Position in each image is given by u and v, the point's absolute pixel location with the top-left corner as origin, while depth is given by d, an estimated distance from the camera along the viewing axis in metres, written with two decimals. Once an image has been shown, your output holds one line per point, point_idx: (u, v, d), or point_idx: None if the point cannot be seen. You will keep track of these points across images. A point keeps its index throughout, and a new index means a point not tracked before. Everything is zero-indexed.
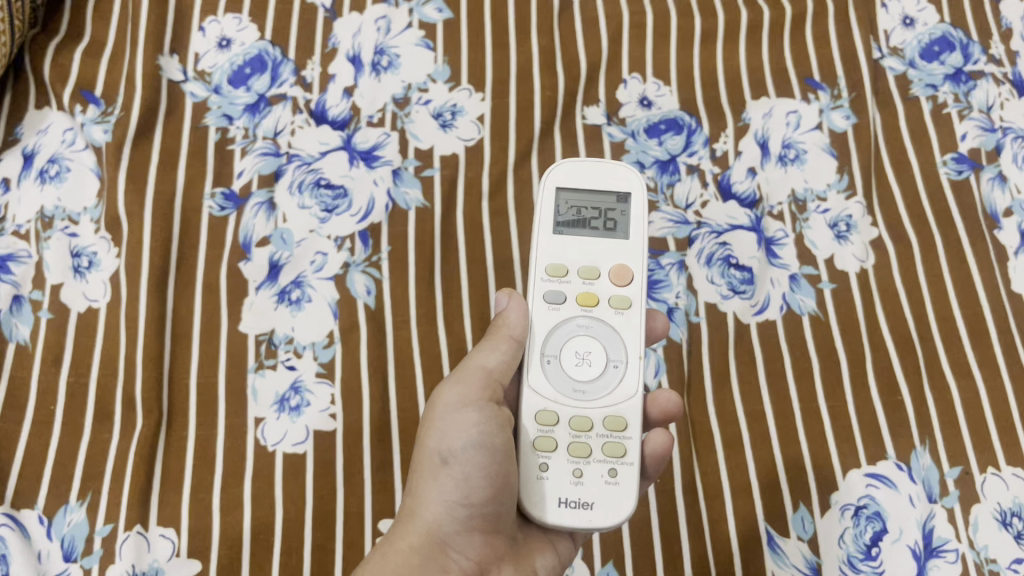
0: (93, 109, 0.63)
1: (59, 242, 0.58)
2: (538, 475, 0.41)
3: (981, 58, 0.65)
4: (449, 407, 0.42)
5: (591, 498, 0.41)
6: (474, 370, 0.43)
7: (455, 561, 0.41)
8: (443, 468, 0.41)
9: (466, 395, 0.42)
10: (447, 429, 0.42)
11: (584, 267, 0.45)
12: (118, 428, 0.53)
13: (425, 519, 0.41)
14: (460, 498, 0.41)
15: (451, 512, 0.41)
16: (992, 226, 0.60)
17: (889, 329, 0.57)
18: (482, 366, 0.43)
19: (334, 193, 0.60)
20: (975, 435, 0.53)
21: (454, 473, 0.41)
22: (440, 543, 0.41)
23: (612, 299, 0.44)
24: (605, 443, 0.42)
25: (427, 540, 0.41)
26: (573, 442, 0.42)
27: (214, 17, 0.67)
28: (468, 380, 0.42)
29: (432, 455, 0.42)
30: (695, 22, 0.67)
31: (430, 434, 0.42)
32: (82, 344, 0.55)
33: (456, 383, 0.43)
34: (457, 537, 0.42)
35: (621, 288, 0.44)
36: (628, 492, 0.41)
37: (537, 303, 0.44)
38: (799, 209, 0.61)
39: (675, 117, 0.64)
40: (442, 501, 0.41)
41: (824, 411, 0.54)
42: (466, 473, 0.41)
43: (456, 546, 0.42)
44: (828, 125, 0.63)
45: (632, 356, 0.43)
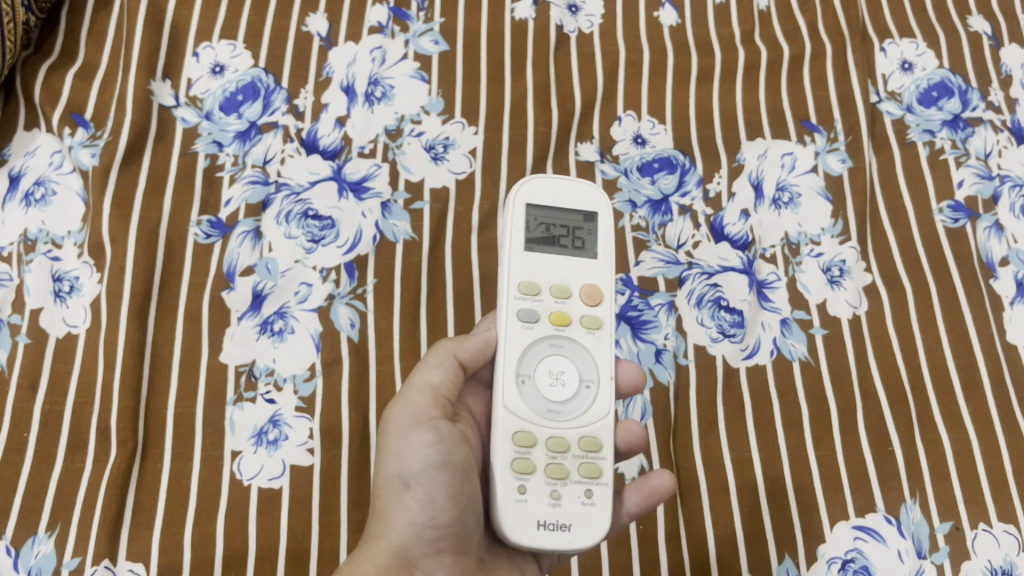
0: (82, 132, 0.62)
1: (41, 266, 0.58)
2: (516, 497, 0.39)
3: (979, 104, 0.65)
4: (401, 431, 0.41)
5: (569, 519, 0.40)
6: (419, 389, 0.42)
7: None
8: (406, 491, 0.40)
9: (416, 412, 0.41)
10: (404, 452, 0.41)
11: (556, 286, 0.44)
12: (91, 457, 0.52)
13: (389, 539, 0.40)
14: (425, 519, 0.40)
15: (417, 532, 0.40)
16: (987, 275, 0.59)
17: (880, 378, 0.56)
18: (427, 384, 0.42)
19: (322, 223, 0.59)
20: (967, 489, 0.52)
21: (418, 494, 0.40)
22: (407, 563, 0.40)
23: (584, 319, 0.44)
24: (581, 464, 0.41)
25: (394, 560, 0.40)
26: (551, 464, 0.41)
27: (208, 43, 0.67)
28: (414, 399, 0.42)
29: (393, 480, 0.41)
30: (691, 61, 0.67)
31: (387, 459, 0.41)
32: (58, 370, 0.55)
33: (405, 404, 0.42)
34: (426, 558, 0.40)
35: (592, 308, 0.44)
36: (604, 512, 0.40)
37: (512, 323, 0.43)
38: (792, 252, 0.60)
39: (669, 156, 0.63)
40: (408, 522, 0.40)
41: (813, 460, 0.53)
42: (430, 493, 0.40)
43: (424, 566, 0.40)
44: (824, 168, 0.63)
45: (603, 376, 0.44)
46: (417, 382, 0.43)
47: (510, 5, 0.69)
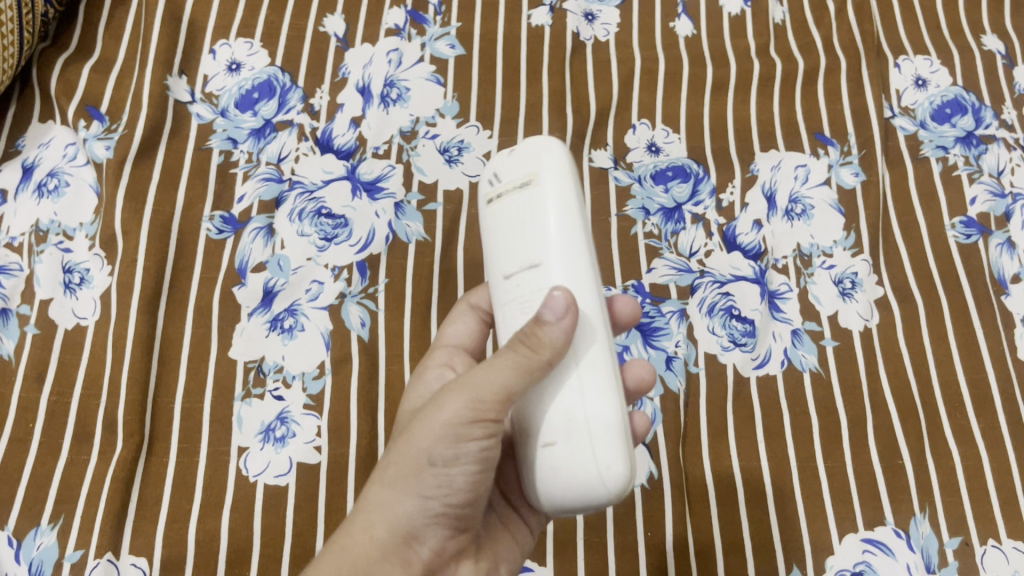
0: (97, 125, 0.62)
1: (52, 257, 0.58)
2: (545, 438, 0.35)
3: (993, 122, 0.65)
4: (456, 421, 0.35)
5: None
6: (491, 384, 0.35)
7: (416, 554, 0.38)
8: (429, 470, 0.36)
9: (480, 403, 0.35)
10: (442, 435, 0.36)
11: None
12: (96, 450, 0.52)
13: (391, 510, 0.37)
14: (436, 495, 0.37)
15: (423, 508, 0.37)
16: (999, 292, 0.59)
17: (891, 391, 0.55)
18: (501, 384, 0.35)
19: (335, 222, 0.59)
20: (977, 505, 0.52)
21: (440, 477, 0.37)
22: (405, 537, 0.37)
23: None
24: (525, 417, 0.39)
25: (394, 535, 0.37)
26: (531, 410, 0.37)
27: (226, 41, 0.67)
28: (483, 395, 0.35)
29: (418, 455, 0.36)
30: (706, 72, 0.68)
31: (421, 430, 0.36)
32: (66, 362, 0.54)
33: (467, 394, 0.35)
34: (424, 530, 0.38)
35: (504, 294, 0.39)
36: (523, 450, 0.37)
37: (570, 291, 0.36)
38: (804, 263, 0.60)
39: (682, 165, 0.63)
40: (416, 497, 0.37)
41: (822, 472, 0.53)
42: (451, 478, 0.37)
43: (421, 539, 0.38)
44: (837, 181, 0.63)
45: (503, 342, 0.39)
46: (484, 373, 0.35)
47: (526, 12, 0.70)
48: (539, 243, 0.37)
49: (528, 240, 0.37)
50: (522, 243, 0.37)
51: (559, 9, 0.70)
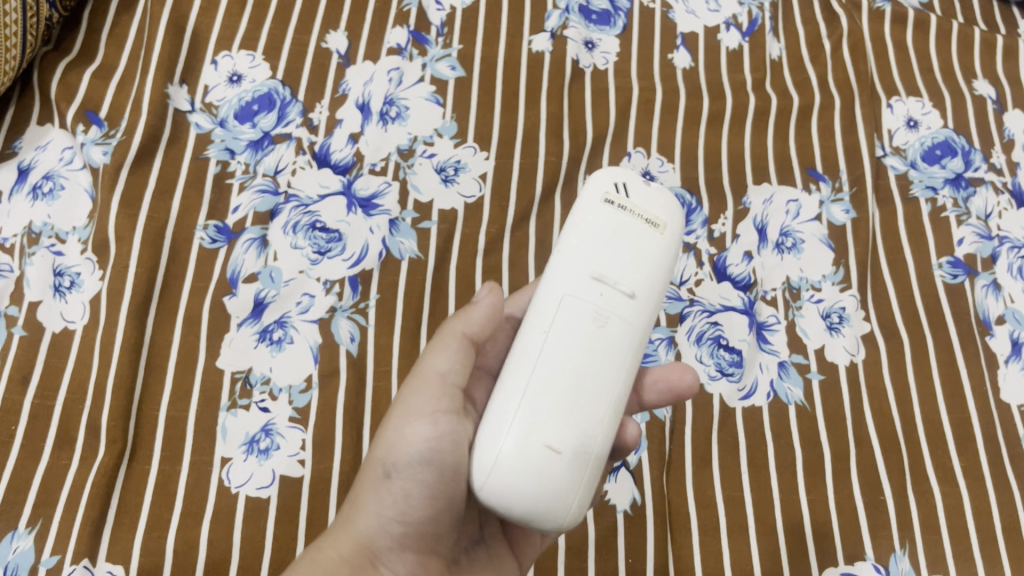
0: (96, 130, 0.63)
1: (44, 259, 0.57)
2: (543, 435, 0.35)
3: (982, 165, 0.66)
4: (402, 418, 0.40)
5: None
6: (429, 373, 0.40)
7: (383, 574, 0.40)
8: (387, 482, 0.40)
9: (421, 400, 0.39)
10: (395, 440, 0.40)
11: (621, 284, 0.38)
12: (78, 455, 0.51)
13: (356, 527, 0.40)
14: (396, 514, 0.40)
15: (386, 527, 0.40)
16: (984, 332, 0.59)
17: (874, 426, 0.56)
18: (436, 371, 0.40)
19: (329, 236, 0.59)
20: (956, 542, 0.52)
21: (395, 488, 0.40)
22: (371, 554, 0.40)
23: None
24: None
25: (358, 550, 0.40)
26: None
27: (228, 53, 0.67)
28: (421, 390, 0.40)
29: (377, 467, 0.40)
30: (702, 104, 0.69)
31: (379, 444, 0.41)
32: (52, 365, 0.54)
33: (410, 393, 0.40)
34: (389, 552, 0.41)
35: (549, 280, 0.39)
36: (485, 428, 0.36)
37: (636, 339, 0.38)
38: (793, 296, 0.60)
39: (676, 194, 0.64)
40: (377, 515, 0.40)
41: (804, 504, 0.53)
42: (406, 490, 0.40)
43: (387, 561, 0.41)
44: (827, 217, 0.63)
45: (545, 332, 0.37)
46: (424, 368, 0.41)
47: (528, 37, 0.71)
48: (641, 279, 0.38)
49: (637, 270, 0.38)
50: (622, 264, 0.38)
51: (560, 36, 0.71)
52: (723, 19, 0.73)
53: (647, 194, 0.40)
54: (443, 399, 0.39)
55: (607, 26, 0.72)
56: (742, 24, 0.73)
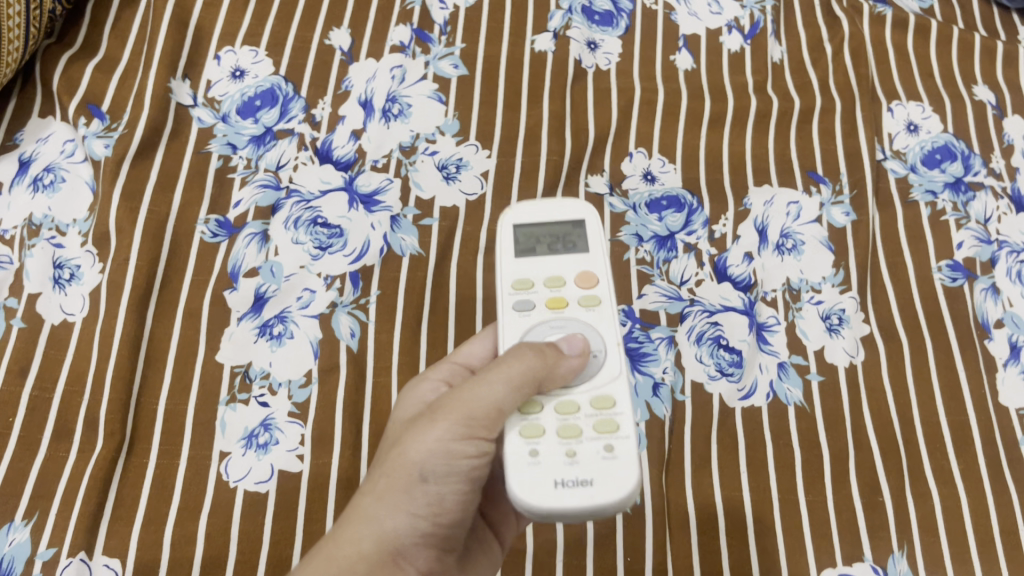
0: (98, 123, 0.63)
1: (43, 251, 0.57)
2: (605, 455, 0.38)
3: (981, 170, 0.66)
4: (444, 433, 0.38)
5: (589, 476, 0.38)
6: (486, 402, 0.38)
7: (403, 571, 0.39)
8: (420, 486, 0.38)
9: (472, 420, 0.38)
10: (433, 451, 0.38)
11: (549, 277, 0.45)
12: (76, 447, 0.51)
13: (380, 524, 0.39)
14: (426, 513, 0.39)
15: (411, 525, 0.39)
16: (983, 336, 0.59)
17: (873, 428, 0.56)
18: (495, 402, 0.38)
19: (330, 232, 0.59)
20: (954, 544, 0.52)
21: (430, 493, 0.38)
22: (393, 551, 0.39)
23: (581, 300, 0.44)
24: (561, 426, 0.39)
25: (380, 549, 0.38)
26: (561, 425, 0.39)
27: (231, 48, 0.67)
28: (474, 413, 0.38)
29: (409, 468, 0.38)
30: (704, 105, 0.69)
31: (413, 445, 0.38)
32: (51, 357, 0.54)
33: (458, 411, 0.38)
34: (411, 547, 0.39)
35: (588, 290, 0.45)
36: (629, 467, 0.38)
37: (506, 311, 0.44)
38: (793, 297, 0.60)
39: (677, 195, 0.64)
40: (406, 512, 0.39)
41: (803, 504, 0.53)
42: (440, 493, 0.39)
43: (408, 557, 0.39)
44: (828, 219, 0.63)
45: (611, 345, 0.42)
46: (478, 390, 0.38)
47: (530, 37, 0.71)
48: None
49: None
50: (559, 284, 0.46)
51: (563, 36, 0.71)
52: (726, 21, 0.73)
53: None
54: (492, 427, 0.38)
55: (610, 26, 0.72)
56: (744, 27, 0.73)
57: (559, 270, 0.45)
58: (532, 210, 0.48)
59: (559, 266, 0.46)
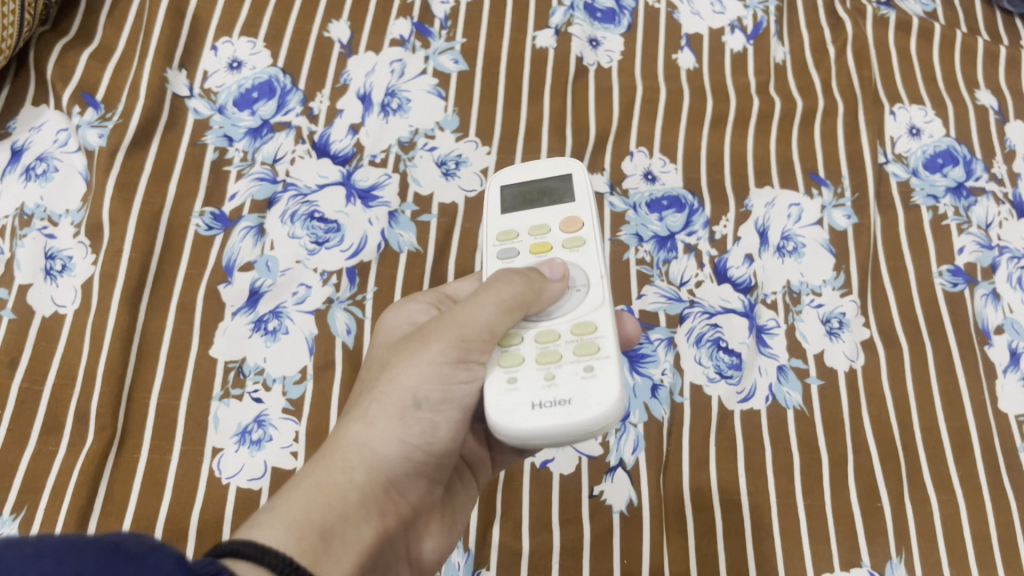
0: (92, 112, 0.62)
1: (35, 242, 0.56)
2: (586, 374, 0.38)
3: (983, 175, 0.66)
4: (437, 355, 0.39)
5: (567, 395, 0.37)
6: (478, 324, 0.38)
7: (394, 502, 0.40)
8: (413, 412, 0.39)
9: (466, 342, 0.39)
10: (428, 373, 0.39)
11: (534, 226, 0.46)
12: (66, 441, 0.50)
13: (371, 452, 0.39)
14: (419, 442, 0.40)
15: (406, 455, 0.40)
16: (982, 342, 0.59)
17: (873, 433, 0.55)
18: (487, 325, 0.39)
19: (327, 227, 0.59)
20: (952, 551, 0.51)
21: (424, 420, 0.39)
22: (383, 483, 0.39)
23: (566, 243, 0.44)
24: (574, 346, 0.39)
25: (371, 477, 0.38)
26: (541, 352, 0.39)
27: (228, 39, 0.67)
28: (469, 333, 0.38)
29: (403, 394, 0.39)
30: (706, 105, 0.68)
31: (407, 368, 0.39)
32: (41, 349, 0.53)
33: (453, 330, 0.39)
34: (401, 479, 0.40)
35: (573, 234, 0.45)
36: (610, 381, 0.37)
37: (490, 259, 0.45)
38: (793, 300, 0.60)
39: (678, 195, 0.64)
40: (398, 440, 0.39)
41: (801, 509, 0.52)
42: (435, 422, 0.40)
43: (398, 489, 0.40)
44: (829, 221, 0.63)
45: (595, 279, 0.42)
46: (470, 312, 0.39)
47: (531, 33, 0.70)
48: None
49: None
50: None
51: (565, 33, 0.70)
52: (728, 21, 0.73)
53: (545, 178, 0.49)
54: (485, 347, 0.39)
55: (611, 24, 0.72)
56: (747, 27, 0.73)
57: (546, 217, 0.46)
58: (522, 168, 0.49)
59: (546, 216, 0.46)
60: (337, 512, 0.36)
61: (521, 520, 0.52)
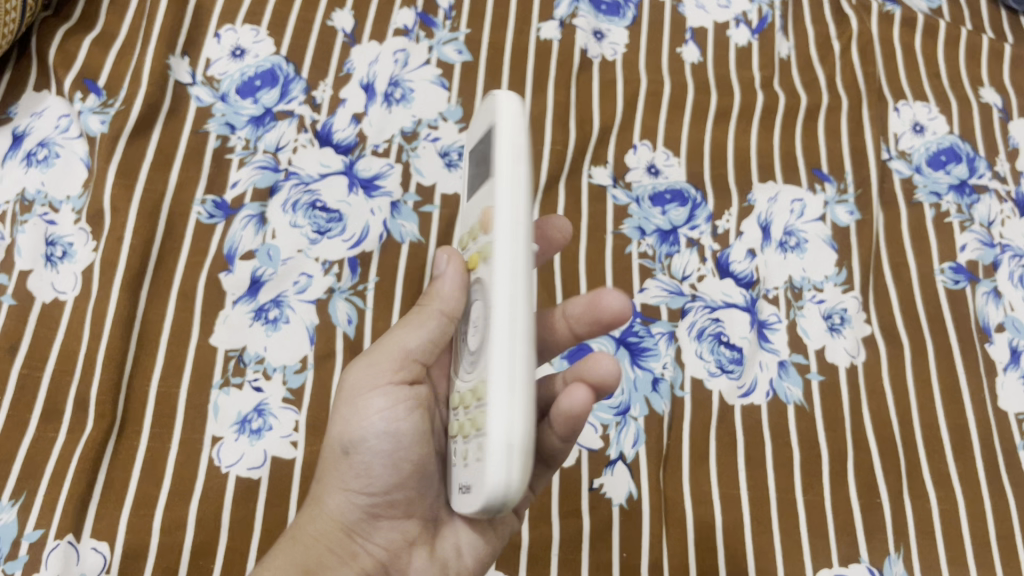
0: (94, 98, 0.61)
1: (36, 227, 0.56)
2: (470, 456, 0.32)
3: (986, 173, 0.66)
4: (355, 392, 0.40)
5: (471, 481, 0.32)
6: (393, 349, 0.39)
7: (363, 548, 0.42)
8: (345, 458, 0.40)
9: (387, 370, 0.40)
10: (348, 417, 0.40)
11: (472, 226, 0.38)
12: (66, 428, 0.50)
13: (327, 508, 0.41)
14: (359, 486, 0.40)
15: (353, 500, 0.41)
16: (983, 339, 0.59)
17: (873, 429, 0.55)
18: (403, 347, 0.39)
19: (329, 216, 0.59)
20: (950, 547, 0.51)
21: (354, 464, 0.40)
22: (347, 531, 0.41)
23: (482, 247, 0.35)
24: (463, 416, 0.33)
25: (333, 529, 0.41)
26: (455, 421, 0.34)
27: (231, 26, 0.66)
28: (382, 362, 0.40)
29: (336, 444, 0.40)
30: (711, 99, 0.68)
31: (336, 419, 0.41)
32: (41, 335, 0.53)
33: (370, 363, 0.40)
34: (364, 524, 0.42)
35: (488, 233, 0.35)
36: (491, 460, 0.30)
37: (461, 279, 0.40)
38: (795, 296, 0.60)
39: (681, 189, 0.64)
40: (342, 490, 0.41)
41: (800, 504, 0.53)
42: (366, 463, 0.40)
43: (363, 532, 0.42)
44: (832, 217, 0.63)
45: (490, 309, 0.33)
46: (387, 342, 0.40)
47: (536, 25, 0.70)
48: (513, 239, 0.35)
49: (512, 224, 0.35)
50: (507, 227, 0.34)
51: (569, 25, 0.70)
52: (733, 16, 0.73)
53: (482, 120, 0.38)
54: (400, 369, 0.40)
55: (616, 16, 0.72)
56: (751, 22, 0.72)
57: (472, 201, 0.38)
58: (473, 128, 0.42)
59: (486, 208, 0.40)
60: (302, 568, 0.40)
61: None
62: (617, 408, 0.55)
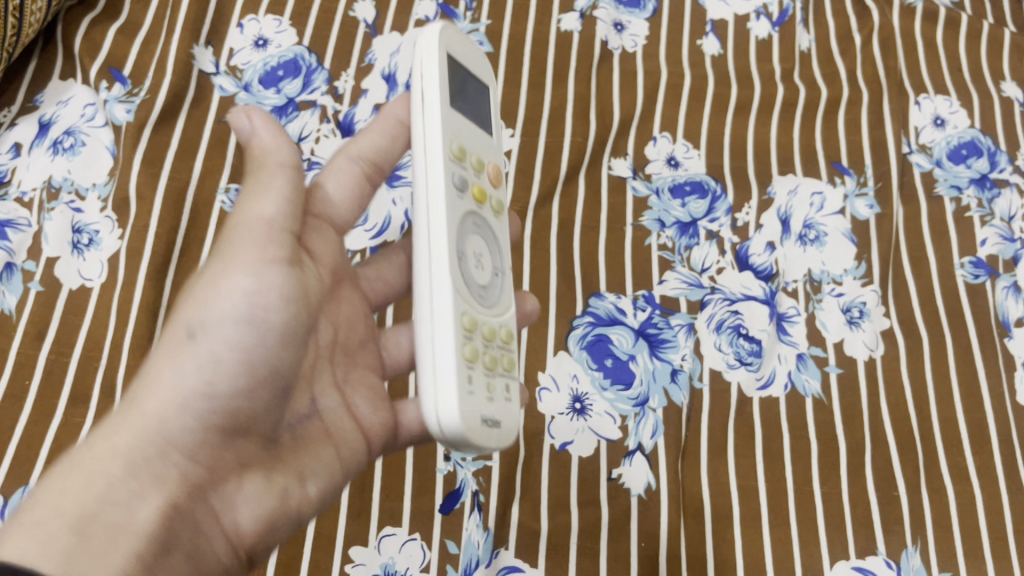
0: (119, 88, 0.62)
1: (63, 215, 0.57)
2: (507, 396, 0.39)
3: (1007, 167, 0.65)
4: (215, 274, 0.36)
5: (498, 417, 0.37)
6: (253, 217, 0.36)
7: (176, 469, 0.34)
8: (187, 346, 0.35)
9: (250, 245, 0.36)
10: (199, 299, 0.36)
11: (473, 157, 0.42)
12: (92, 413, 0.51)
13: (142, 414, 0.34)
14: (200, 386, 0.34)
15: (186, 403, 0.34)
16: (1002, 334, 0.59)
17: (891, 423, 0.55)
18: (263, 215, 0.37)
19: None
20: (967, 541, 0.52)
21: (199, 353, 0.35)
22: (160, 446, 0.34)
23: (494, 202, 0.43)
24: (501, 356, 0.39)
25: (145, 442, 0.33)
26: (484, 353, 0.38)
27: (254, 16, 0.67)
28: (239, 238, 0.36)
29: (177, 331, 0.35)
30: (731, 91, 0.68)
31: (183, 306, 0.36)
32: (68, 321, 0.53)
33: (232, 240, 0.36)
34: (185, 438, 0.34)
35: (496, 190, 0.43)
36: (517, 411, 0.39)
37: (449, 183, 0.39)
38: (814, 289, 0.60)
39: (700, 181, 0.64)
40: (172, 388, 0.34)
41: (818, 495, 0.53)
42: (214, 354, 0.35)
43: (180, 451, 0.34)
44: (851, 211, 0.63)
45: (506, 268, 0.43)
46: (239, 217, 0.37)
47: (557, 16, 0.70)
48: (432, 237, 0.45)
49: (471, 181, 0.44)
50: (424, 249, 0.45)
51: (590, 16, 0.70)
52: (754, 7, 0.72)
53: (472, 60, 0.44)
54: (270, 249, 0.36)
55: (637, 8, 0.72)
56: (772, 13, 0.72)
57: (473, 144, 0.42)
58: (460, 48, 0.43)
59: (475, 146, 0.43)
60: (105, 490, 0.31)
61: (539, 501, 0.52)
62: (636, 399, 0.55)
